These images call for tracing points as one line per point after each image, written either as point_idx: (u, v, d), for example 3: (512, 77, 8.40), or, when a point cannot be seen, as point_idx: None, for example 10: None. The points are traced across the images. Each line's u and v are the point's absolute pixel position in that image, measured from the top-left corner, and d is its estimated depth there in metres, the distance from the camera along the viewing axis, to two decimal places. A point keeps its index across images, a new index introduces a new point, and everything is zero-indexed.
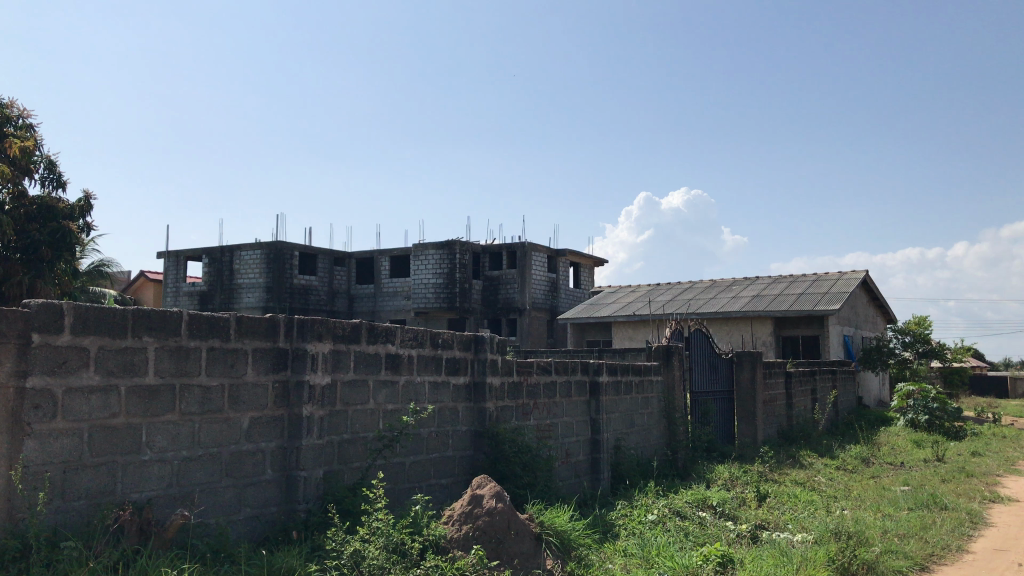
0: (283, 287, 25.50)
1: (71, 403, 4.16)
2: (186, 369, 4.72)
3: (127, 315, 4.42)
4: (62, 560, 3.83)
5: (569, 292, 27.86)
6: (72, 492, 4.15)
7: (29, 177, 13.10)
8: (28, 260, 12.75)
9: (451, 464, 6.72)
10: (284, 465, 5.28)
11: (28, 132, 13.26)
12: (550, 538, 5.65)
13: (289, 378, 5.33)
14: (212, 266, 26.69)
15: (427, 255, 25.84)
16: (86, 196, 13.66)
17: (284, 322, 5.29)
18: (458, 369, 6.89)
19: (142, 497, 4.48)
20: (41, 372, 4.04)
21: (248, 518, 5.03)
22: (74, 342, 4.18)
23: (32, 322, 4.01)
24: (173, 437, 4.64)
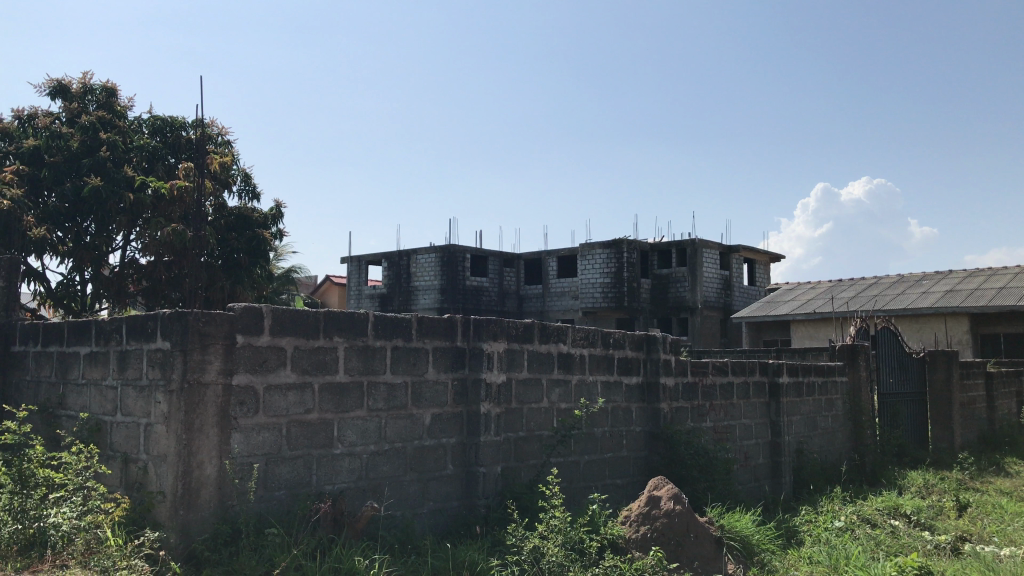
0: (457, 288, 26.20)
1: (271, 400, 4.47)
2: (372, 367, 4.95)
3: (319, 317, 4.70)
4: (267, 545, 4.13)
5: (743, 289, 27.03)
6: (274, 483, 4.46)
7: (229, 190, 14.18)
8: (229, 267, 13.80)
9: (626, 465, 6.69)
10: (464, 461, 5.43)
11: (227, 149, 14.41)
12: (731, 542, 5.52)
13: (467, 376, 5.48)
14: (390, 269, 27.82)
15: (595, 255, 25.85)
16: (278, 206, 14.61)
17: (461, 322, 5.45)
18: (631, 368, 6.85)
19: (335, 488, 4.75)
20: (245, 371, 4.36)
21: (431, 512, 5.22)
22: (272, 342, 4.49)
23: (236, 324, 4.33)
24: (362, 432, 4.89)
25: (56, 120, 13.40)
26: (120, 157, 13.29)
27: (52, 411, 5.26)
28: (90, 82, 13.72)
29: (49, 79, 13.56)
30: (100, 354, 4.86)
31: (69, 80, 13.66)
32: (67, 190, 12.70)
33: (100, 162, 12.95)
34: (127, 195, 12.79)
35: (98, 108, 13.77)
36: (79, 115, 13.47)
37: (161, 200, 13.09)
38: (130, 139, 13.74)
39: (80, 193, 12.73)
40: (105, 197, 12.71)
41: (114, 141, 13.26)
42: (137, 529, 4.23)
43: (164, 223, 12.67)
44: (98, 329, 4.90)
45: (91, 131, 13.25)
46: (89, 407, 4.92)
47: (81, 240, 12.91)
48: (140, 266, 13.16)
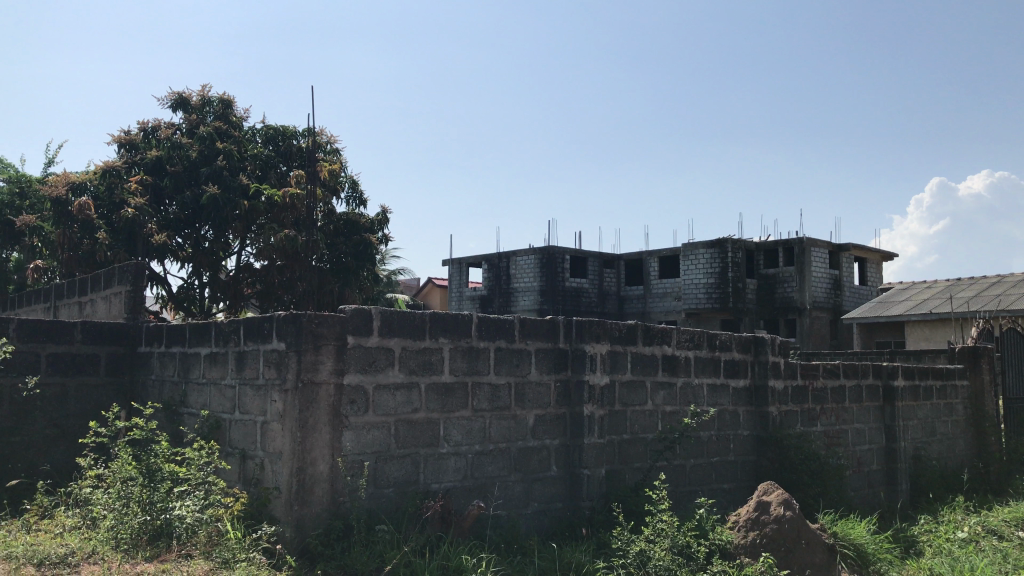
0: (556, 290, 26.18)
1: (380, 399, 4.58)
2: (476, 367, 5.01)
3: (425, 318, 4.79)
4: (378, 542, 4.24)
5: (853, 288, 26.11)
6: (383, 481, 4.57)
7: (337, 197, 14.59)
8: (337, 271, 14.22)
9: (734, 469, 6.56)
10: (568, 462, 5.43)
11: (335, 156, 14.83)
12: (846, 551, 5.34)
13: (571, 378, 5.48)
14: (490, 271, 28.03)
15: (697, 255, 25.43)
16: (384, 211, 14.94)
17: (564, 323, 5.45)
18: (738, 371, 6.71)
19: (442, 487, 4.83)
20: (355, 370, 4.48)
21: (536, 512, 5.24)
22: (381, 343, 4.60)
23: (347, 325, 4.46)
24: (467, 432, 4.95)
25: (177, 131, 14.09)
26: (236, 165, 13.85)
27: (175, 409, 5.52)
28: (209, 94, 14.36)
29: (171, 92, 14.27)
30: (219, 354, 5.08)
31: (188, 93, 14.32)
32: (187, 198, 13.33)
33: (217, 171, 13.53)
34: (242, 202, 13.33)
35: (216, 118, 14.40)
36: (198, 126, 14.12)
37: (274, 206, 13.59)
38: (245, 148, 14.31)
39: (199, 201, 13.33)
40: (222, 204, 13.27)
41: (230, 150, 13.83)
42: (254, 524, 4.40)
43: (277, 230, 13.15)
44: (217, 331, 5.13)
45: (209, 141, 13.85)
46: (209, 405, 5.14)
47: (200, 246, 13.55)
48: (254, 270, 13.69)
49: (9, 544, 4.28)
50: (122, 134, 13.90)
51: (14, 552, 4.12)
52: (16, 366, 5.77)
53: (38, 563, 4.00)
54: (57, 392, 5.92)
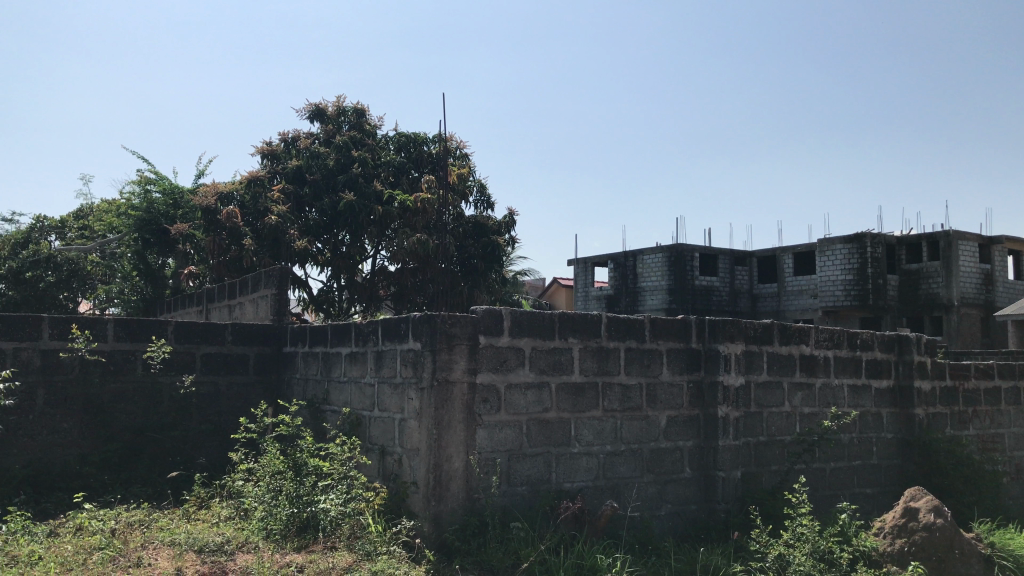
0: (686, 289, 25.70)
1: (512, 398, 4.65)
2: (607, 368, 5.01)
3: (555, 318, 4.82)
4: (513, 539, 4.31)
5: (1007, 283, 24.48)
6: (516, 479, 4.64)
7: (466, 200, 14.86)
8: (467, 273, 14.50)
9: (877, 473, 6.29)
10: (702, 464, 5.35)
11: (464, 161, 15.12)
12: (1005, 562, 5.02)
13: (704, 378, 5.39)
14: (617, 271, 27.79)
15: (834, 251, 24.43)
16: (511, 213, 15.11)
17: (696, 323, 5.37)
18: (881, 371, 6.43)
19: (575, 486, 4.86)
20: (487, 370, 4.57)
21: (670, 514, 5.19)
22: (512, 343, 4.66)
23: (479, 325, 4.55)
24: (598, 432, 4.95)
25: (315, 141, 14.72)
26: (369, 172, 14.34)
27: (318, 406, 5.78)
28: (344, 104, 14.94)
29: (309, 104, 14.93)
30: (359, 354, 5.28)
31: (325, 104, 14.94)
32: (326, 206, 13.93)
33: (353, 178, 14.08)
34: (376, 208, 13.80)
35: (351, 127, 14.96)
36: (335, 135, 14.72)
37: (406, 211, 13.99)
38: (378, 155, 14.79)
39: (337, 207, 13.95)
40: (358, 210, 13.83)
41: (364, 157, 14.34)
42: (394, 518, 4.55)
43: (410, 233, 13.54)
44: (357, 331, 5.33)
45: (345, 149, 14.40)
46: (349, 403, 5.35)
47: (338, 250, 14.11)
48: (388, 273, 14.16)
49: (172, 531, 4.59)
50: (264, 145, 14.64)
51: (177, 539, 4.41)
52: (174, 365, 6.18)
53: (198, 550, 4.27)
54: (211, 390, 6.31)
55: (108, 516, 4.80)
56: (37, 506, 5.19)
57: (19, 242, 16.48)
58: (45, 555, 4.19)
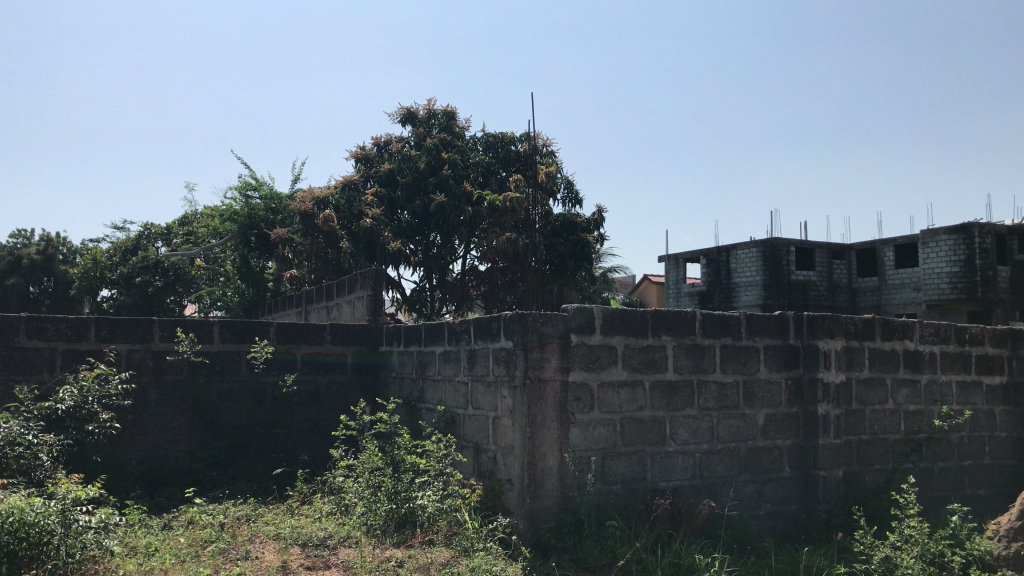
0: (782, 284, 25.01)
1: (605, 397, 4.64)
2: (702, 366, 4.94)
3: (647, 316, 4.79)
4: (609, 537, 4.29)
5: None
6: (611, 477, 4.63)
7: (555, 199, 14.87)
8: (557, 271, 14.52)
9: (990, 474, 6.03)
10: (802, 463, 5.22)
11: (552, 159, 15.13)
12: None
13: (803, 375, 5.26)
14: (709, 267, 27.25)
15: (939, 242, 23.35)
16: (600, 210, 15.03)
17: (794, 319, 5.24)
18: (992, 367, 6.15)
19: (670, 485, 4.82)
20: (580, 368, 4.57)
21: (769, 513, 5.09)
22: (604, 341, 4.65)
23: (571, 323, 4.55)
24: (694, 431, 4.89)
25: (406, 144, 15.00)
26: (459, 173, 14.52)
27: (414, 404, 5.89)
28: (434, 107, 15.15)
29: (400, 108, 15.21)
30: (453, 353, 5.35)
31: (415, 107, 15.19)
32: (417, 207, 14.18)
33: (443, 180, 14.27)
34: (466, 208, 13.95)
35: (440, 129, 15.17)
36: (425, 138, 14.95)
37: (495, 211, 14.10)
38: (468, 156, 14.95)
39: (429, 209, 14.18)
40: (449, 211, 14.02)
41: (454, 158, 14.52)
42: (490, 514, 4.61)
43: (500, 233, 13.63)
44: (450, 330, 5.40)
45: (435, 151, 14.62)
46: (444, 401, 5.44)
47: (430, 251, 14.34)
48: (479, 272, 14.29)
49: (277, 526, 4.75)
50: (357, 150, 14.98)
51: (282, 533, 4.57)
52: (276, 365, 6.40)
53: (302, 544, 4.41)
54: (311, 388, 6.51)
55: (218, 510, 5.01)
56: (152, 500, 5.45)
57: (130, 249, 17.31)
58: (160, 547, 4.40)
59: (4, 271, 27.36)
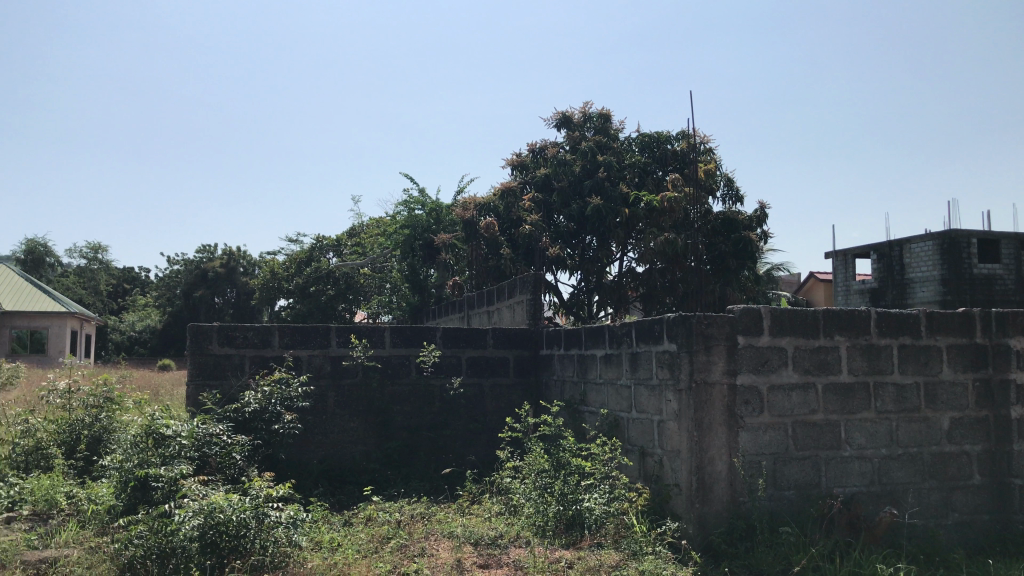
0: (962, 279, 20.80)
1: (775, 400, 4.51)
2: (879, 367, 4.72)
3: (819, 316, 4.63)
4: (782, 544, 4.18)
5: None
6: (783, 483, 4.50)
7: (714, 197, 14.56)
8: (719, 270, 14.19)
9: None
10: (995, 470, 4.88)
11: (710, 156, 14.82)
12: None
13: (993, 377, 4.92)
14: (878, 262, 23.04)
15: None
16: (762, 206, 14.59)
17: (981, 317, 4.92)
18: None
19: (847, 492, 4.63)
20: (748, 370, 4.48)
21: (958, 524, 4.79)
22: (773, 342, 4.53)
23: (737, 325, 4.47)
24: (872, 435, 4.68)
25: (562, 148, 15.12)
26: (616, 175, 14.50)
27: (577, 407, 5.93)
28: (590, 110, 15.22)
29: (556, 113, 15.37)
30: (614, 356, 5.36)
31: (571, 111, 15.31)
32: (574, 211, 14.30)
33: (599, 183, 14.32)
34: (624, 210, 13.94)
35: (596, 132, 15.23)
36: (581, 141, 15.04)
37: (652, 212, 13.98)
38: (624, 158, 14.91)
39: (585, 212, 14.25)
40: (605, 214, 14.04)
41: (609, 161, 14.53)
42: (658, 518, 4.58)
43: (658, 233, 13.50)
44: (611, 334, 5.41)
45: (591, 154, 14.68)
46: (608, 404, 5.44)
47: (587, 255, 14.40)
48: (637, 274, 14.21)
49: (449, 524, 4.92)
50: (514, 157, 15.25)
51: (454, 532, 4.72)
52: (442, 368, 6.62)
53: (474, 543, 4.54)
54: (476, 391, 6.68)
55: (393, 508, 5.25)
56: (332, 497, 5.76)
57: (303, 260, 18.32)
58: (343, 542, 4.66)
59: (192, 283, 29.66)
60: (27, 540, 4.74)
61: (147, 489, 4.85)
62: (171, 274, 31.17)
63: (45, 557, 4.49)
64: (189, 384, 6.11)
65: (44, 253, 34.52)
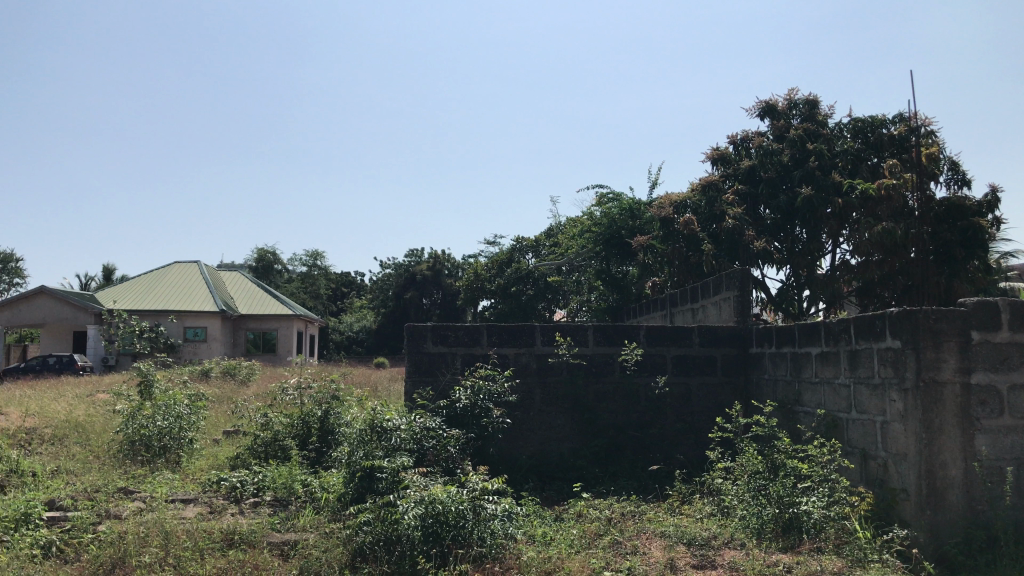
0: None
1: (1017, 401, 4.15)
2: None
3: None
4: None
5: None
6: None
7: (937, 182, 13.54)
8: (944, 261, 13.15)
9: None
10: None
11: (932, 139, 13.79)
12: None
13: None
14: None
15: None
16: (993, 190, 13.40)
17: None
18: None
19: None
20: (984, 369, 4.15)
21: None
22: (1013, 338, 4.18)
23: (970, 320, 4.15)
24: None
25: (766, 139, 14.63)
26: (826, 164, 13.84)
27: (792, 407, 5.73)
28: (795, 97, 14.63)
29: (759, 103, 14.88)
30: (832, 354, 5.11)
31: (775, 100, 14.77)
32: (782, 203, 13.81)
33: (809, 172, 13.82)
34: (835, 200, 13.25)
35: (802, 120, 14.62)
36: (786, 130, 14.49)
37: (867, 200, 13.19)
38: (834, 146, 14.20)
39: (794, 203, 13.73)
40: (816, 204, 13.43)
41: (818, 149, 13.89)
42: (884, 525, 4.34)
43: (874, 223, 12.71)
44: (828, 331, 5.17)
45: (798, 144, 14.09)
46: (824, 404, 5.22)
47: (796, 248, 13.83)
48: (851, 267, 13.45)
49: (660, 523, 4.90)
50: (715, 150, 14.90)
51: (666, 531, 4.70)
52: (647, 367, 6.60)
53: (687, 543, 4.49)
54: (683, 390, 6.61)
55: (603, 505, 5.30)
56: (543, 493, 5.90)
57: (504, 261, 18.85)
58: (556, 537, 4.76)
59: (402, 285, 31.32)
60: (272, 523, 5.21)
61: (373, 480, 5.15)
62: (383, 278, 33.05)
63: (287, 539, 4.92)
64: (406, 381, 6.48)
65: (273, 260, 37.73)
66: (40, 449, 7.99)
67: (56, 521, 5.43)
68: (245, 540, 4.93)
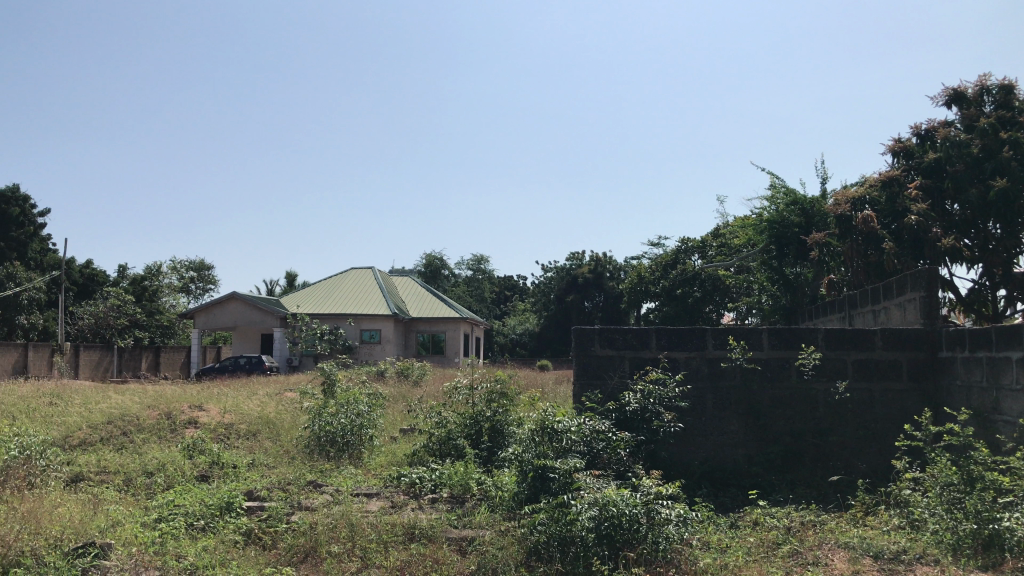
0: None
1: None
2: None
3: None
4: None
5: None
6: None
7: None
8: None
9: None
10: None
11: None
12: None
13: None
14: None
15: None
16: None
17: None
18: None
19: None
20: None
21: None
22: None
23: None
24: None
25: (953, 129, 13.68)
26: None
27: (988, 416, 5.35)
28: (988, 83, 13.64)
29: (947, 89, 13.93)
30: None
31: (964, 86, 13.80)
32: (972, 196, 12.78)
33: (1002, 163, 12.73)
34: None
35: (996, 107, 13.58)
36: (976, 119, 13.49)
37: None
38: None
39: (986, 196, 12.71)
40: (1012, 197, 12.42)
41: (1015, 138, 12.85)
42: None
43: None
44: None
45: (991, 133, 13.09)
46: None
47: (989, 244, 12.84)
48: None
49: (844, 534, 4.70)
50: (896, 142, 14.07)
51: (851, 542, 4.51)
52: (826, 371, 6.35)
53: (874, 556, 4.29)
54: (865, 396, 6.31)
55: (781, 514, 5.15)
56: (717, 499, 5.81)
57: (669, 262, 18.57)
58: (732, 544, 4.67)
59: (565, 288, 31.49)
60: (449, 519, 5.40)
61: (545, 480, 5.23)
62: (546, 281, 33.36)
63: (465, 535, 5.10)
64: (575, 384, 6.54)
65: (440, 265, 38.91)
66: (237, 443, 8.64)
67: (255, 510, 5.88)
68: (425, 534, 5.14)
